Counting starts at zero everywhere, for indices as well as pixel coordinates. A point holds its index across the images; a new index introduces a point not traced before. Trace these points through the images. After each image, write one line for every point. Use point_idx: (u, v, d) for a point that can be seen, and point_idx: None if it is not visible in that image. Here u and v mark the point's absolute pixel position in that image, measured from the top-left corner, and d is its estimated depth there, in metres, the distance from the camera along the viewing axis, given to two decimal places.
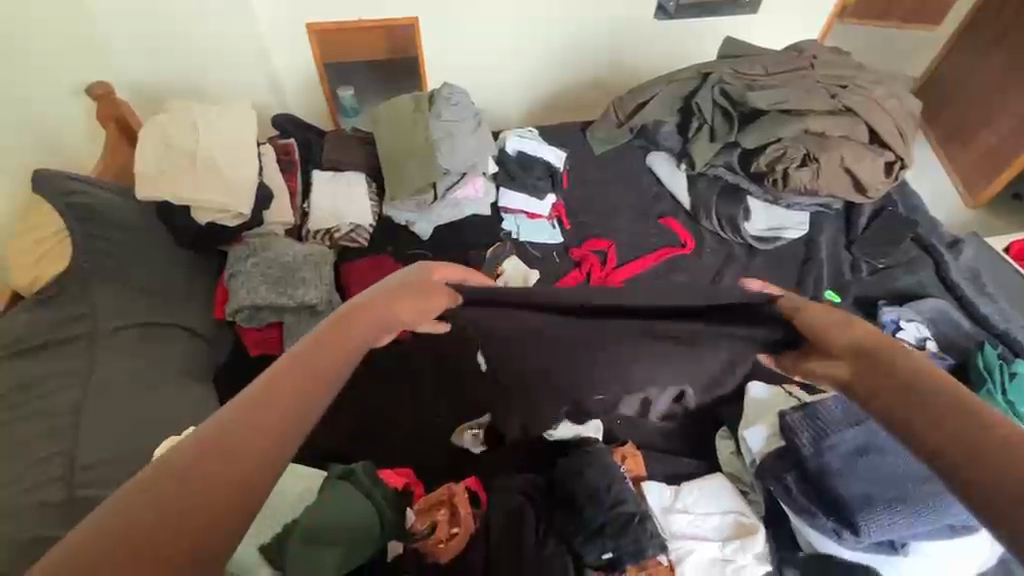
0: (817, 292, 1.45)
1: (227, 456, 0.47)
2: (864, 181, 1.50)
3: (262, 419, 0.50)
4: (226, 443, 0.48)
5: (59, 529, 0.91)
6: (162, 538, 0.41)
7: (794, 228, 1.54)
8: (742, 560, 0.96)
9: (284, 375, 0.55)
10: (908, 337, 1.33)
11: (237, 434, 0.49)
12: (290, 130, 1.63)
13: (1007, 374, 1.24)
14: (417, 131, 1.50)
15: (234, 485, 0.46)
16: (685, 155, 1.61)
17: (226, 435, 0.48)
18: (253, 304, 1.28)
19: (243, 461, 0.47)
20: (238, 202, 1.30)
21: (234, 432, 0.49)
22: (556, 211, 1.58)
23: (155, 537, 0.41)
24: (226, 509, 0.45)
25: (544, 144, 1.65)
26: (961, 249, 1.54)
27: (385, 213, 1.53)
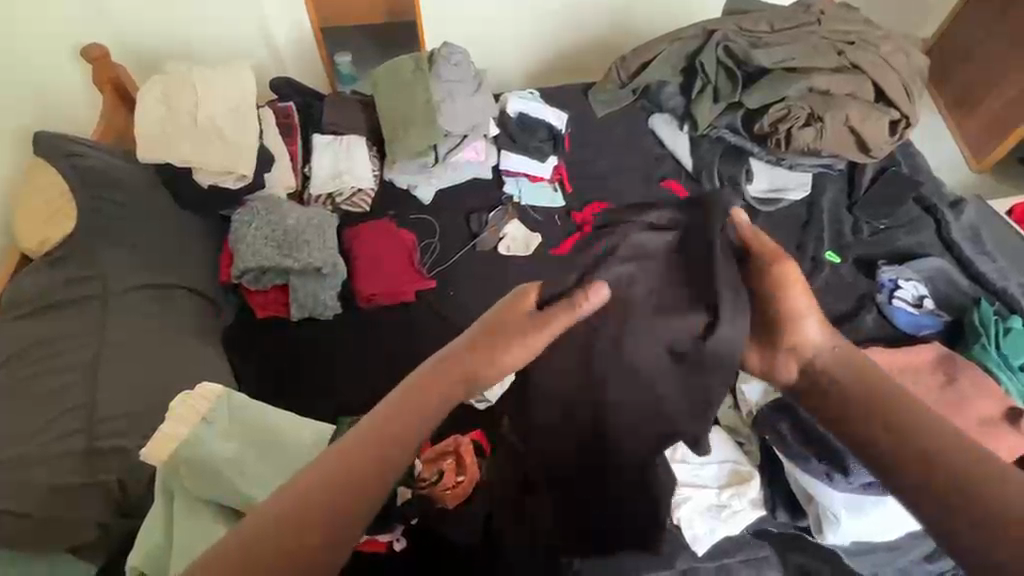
0: (816, 252, 1.46)
1: (326, 494, 0.59)
2: (868, 140, 1.50)
3: (376, 442, 0.62)
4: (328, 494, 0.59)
5: (82, 477, 0.98)
6: (254, 556, 0.55)
7: (797, 188, 1.53)
8: (737, 505, 1.02)
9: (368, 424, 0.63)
10: (906, 296, 1.36)
11: (332, 481, 0.59)
12: (289, 93, 1.61)
13: (1001, 330, 1.25)
14: (418, 91, 1.49)
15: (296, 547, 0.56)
16: (688, 117, 1.60)
17: (319, 487, 0.59)
18: (259, 267, 1.31)
19: (305, 528, 0.57)
20: (239, 164, 1.30)
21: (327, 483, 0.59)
22: (557, 174, 1.58)
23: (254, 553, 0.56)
24: (327, 542, 0.57)
25: (546, 107, 1.63)
26: (963, 208, 1.53)
27: (385, 177, 1.53)
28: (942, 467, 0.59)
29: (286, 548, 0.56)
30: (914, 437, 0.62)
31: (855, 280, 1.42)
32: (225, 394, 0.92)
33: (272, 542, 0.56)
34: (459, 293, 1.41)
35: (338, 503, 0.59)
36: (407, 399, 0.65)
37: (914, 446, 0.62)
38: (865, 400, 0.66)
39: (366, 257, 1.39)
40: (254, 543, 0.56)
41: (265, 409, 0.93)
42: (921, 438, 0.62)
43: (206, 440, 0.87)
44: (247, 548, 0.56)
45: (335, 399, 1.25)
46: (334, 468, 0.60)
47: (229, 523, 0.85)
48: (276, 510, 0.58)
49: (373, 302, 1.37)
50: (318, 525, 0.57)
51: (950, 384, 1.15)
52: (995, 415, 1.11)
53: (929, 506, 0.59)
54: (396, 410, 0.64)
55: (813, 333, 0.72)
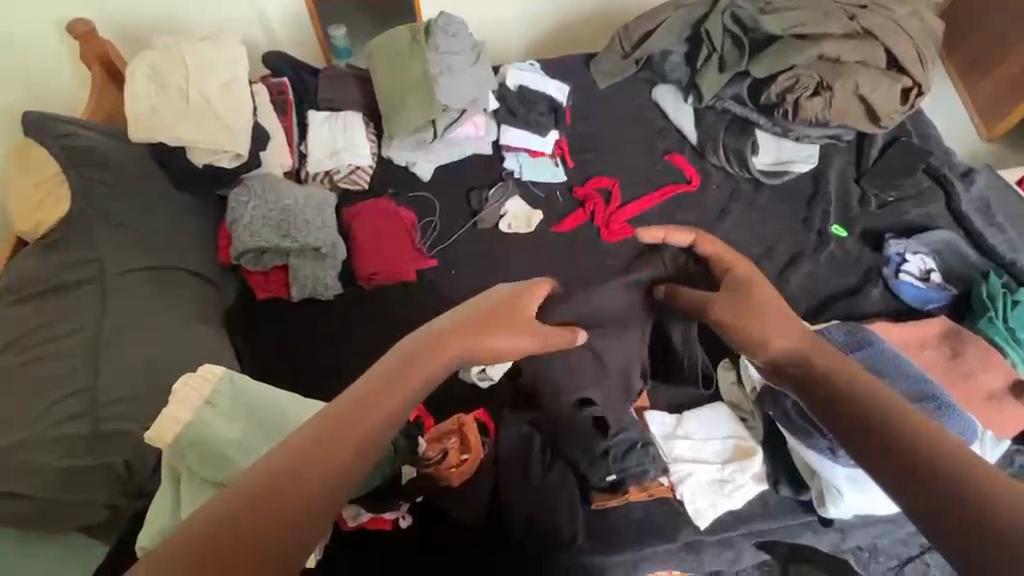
0: (823, 226, 1.44)
1: (320, 459, 0.57)
2: (878, 109, 1.46)
3: (366, 408, 0.62)
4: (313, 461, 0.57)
5: (88, 459, 0.98)
6: (235, 521, 0.52)
7: (803, 161, 1.50)
8: (740, 480, 1.03)
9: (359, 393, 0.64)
10: (913, 269, 1.35)
11: (310, 449, 0.58)
12: (281, 67, 1.57)
13: (1009, 303, 1.23)
14: (414, 64, 1.45)
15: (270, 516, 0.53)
16: (693, 88, 1.56)
17: (292, 455, 0.57)
18: (257, 248, 1.29)
19: (288, 495, 0.55)
20: (234, 142, 1.27)
21: (299, 447, 0.58)
22: (558, 148, 1.55)
23: (235, 521, 0.52)
24: (306, 514, 0.55)
25: (547, 78, 1.59)
26: (974, 179, 1.49)
27: (383, 155, 1.51)
28: (953, 488, 0.52)
29: (258, 513, 0.53)
30: (922, 457, 0.55)
31: (861, 253, 1.40)
32: (229, 376, 0.92)
33: (248, 507, 0.53)
34: (460, 272, 1.40)
35: (313, 472, 0.56)
36: (393, 366, 0.68)
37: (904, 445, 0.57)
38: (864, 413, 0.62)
39: (366, 236, 1.37)
40: (237, 510, 0.53)
41: (270, 390, 0.93)
42: (920, 450, 0.56)
43: (207, 423, 0.87)
44: (235, 509, 0.53)
45: (339, 379, 1.26)
46: (326, 428, 0.60)
47: None
48: (263, 473, 0.56)
49: (375, 281, 1.36)
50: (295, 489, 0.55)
51: (954, 357, 1.14)
52: (999, 389, 1.11)
53: (948, 541, 0.50)
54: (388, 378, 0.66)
55: (776, 342, 0.78)
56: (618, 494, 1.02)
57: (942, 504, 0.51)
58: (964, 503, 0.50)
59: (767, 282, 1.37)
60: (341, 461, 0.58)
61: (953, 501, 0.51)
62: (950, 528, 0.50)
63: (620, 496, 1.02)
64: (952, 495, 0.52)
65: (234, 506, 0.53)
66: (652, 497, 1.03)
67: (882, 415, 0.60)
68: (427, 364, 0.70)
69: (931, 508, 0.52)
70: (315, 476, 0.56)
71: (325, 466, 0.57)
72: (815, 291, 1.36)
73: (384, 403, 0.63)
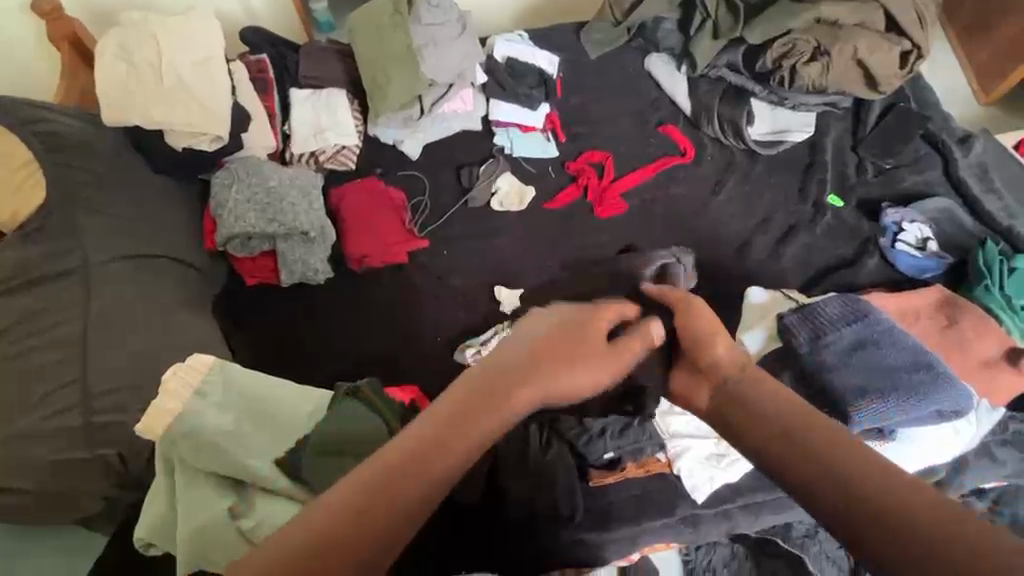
0: (818, 197, 1.42)
1: (392, 485, 0.52)
2: (877, 74, 1.42)
3: (446, 439, 0.55)
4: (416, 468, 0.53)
5: (82, 451, 0.98)
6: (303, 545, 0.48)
7: (799, 130, 1.47)
8: (736, 454, 1.02)
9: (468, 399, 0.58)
10: (909, 239, 1.33)
11: (411, 459, 0.53)
12: (260, 44, 1.51)
13: (1006, 269, 1.22)
14: (398, 36, 1.39)
15: (342, 548, 0.48)
16: (687, 56, 1.52)
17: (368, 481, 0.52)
18: (244, 233, 1.26)
19: (358, 525, 0.49)
20: (214, 124, 1.23)
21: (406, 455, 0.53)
22: (549, 122, 1.51)
23: (306, 547, 0.48)
24: (395, 528, 0.50)
25: (535, 49, 1.55)
26: (973, 144, 1.46)
27: (370, 133, 1.47)
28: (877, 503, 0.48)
29: (322, 543, 0.48)
30: (834, 472, 0.51)
31: (857, 223, 1.39)
32: (219, 365, 0.91)
33: (318, 528, 0.49)
34: (453, 252, 1.38)
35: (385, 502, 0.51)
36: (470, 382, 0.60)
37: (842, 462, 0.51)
38: (794, 431, 0.55)
39: (355, 218, 1.34)
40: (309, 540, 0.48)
41: (261, 377, 0.92)
42: (847, 465, 0.51)
43: (198, 413, 0.86)
44: (310, 536, 0.48)
45: (332, 363, 1.25)
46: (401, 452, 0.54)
47: (233, 492, 0.83)
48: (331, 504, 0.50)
49: (365, 264, 1.34)
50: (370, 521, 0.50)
51: (950, 326, 1.13)
52: (994, 355, 1.10)
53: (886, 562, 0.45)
54: (496, 381, 0.60)
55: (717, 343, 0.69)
56: (615, 470, 1.03)
57: (876, 525, 0.47)
58: (897, 519, 0.46)
59: (761, 255, 1.36)
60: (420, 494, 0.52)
61: (884, 512, 0.47)
62: (880, 545, 0.46)
63: (617, 473, 1.03)
64: (881, 510, 0.47)
65: (309, 531, 0.48)
66: (649, 473, 1.03)
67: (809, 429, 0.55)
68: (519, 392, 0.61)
69: (872, 540, 0.46)
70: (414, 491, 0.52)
71: (420, 481, 0.52)
72: (811, 262, 1.35)
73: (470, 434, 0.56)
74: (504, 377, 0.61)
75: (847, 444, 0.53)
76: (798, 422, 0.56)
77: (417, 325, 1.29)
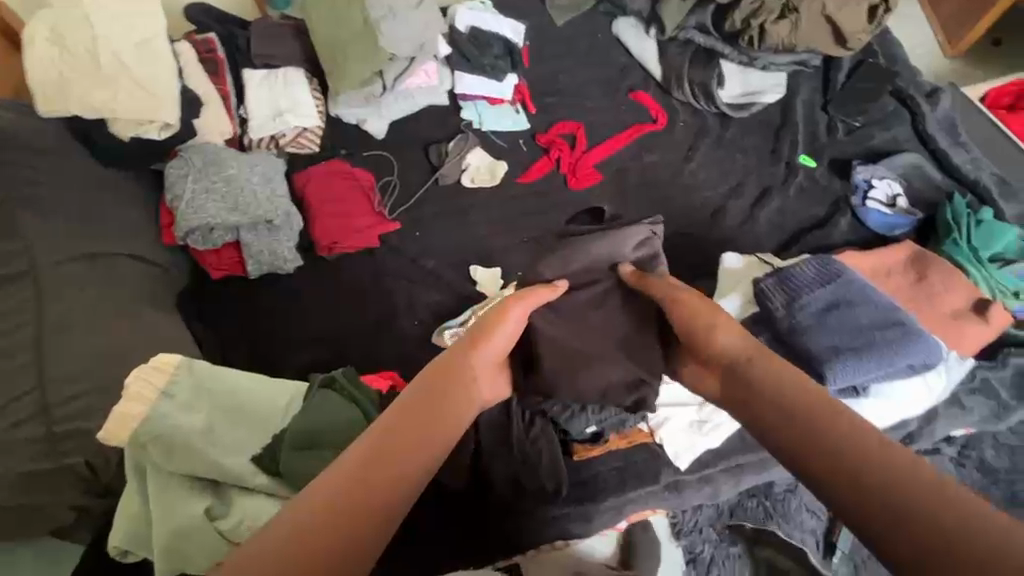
0: (791, 157, 1.41)
1: (368, 476, 0.53)
2: (846, 31, 1.40)
3: (407, 431, 0.59)
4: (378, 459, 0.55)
5: (47, 462, 0.93)
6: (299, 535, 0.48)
7: (771, 91, 1.46)
8: (717, 418, 1.03)
9: (406, 400, 0.64)
10: (879, 197, 1.33)
11: (368, 452, 0.56)
12: (209, 24, 1.44)
13: (973, 223, 1.23)
14: (353, 8, 1.31)
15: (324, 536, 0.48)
16: (655, 19, 1.50)
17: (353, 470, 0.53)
18: (204, 224, 1.20)
19: (343, 515, 0.50)
20: (160, 111, 1.16)
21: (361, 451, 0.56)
22: (518, 94, 1.47)
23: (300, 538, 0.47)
24: (374, 515, 0.51)
25: (501, 18, 1.50)
26: (939, 99, 1.46)
27: (331, 113, 1.41)
28: (884, 471, 0.49)
29: (311, 534, 0.48)
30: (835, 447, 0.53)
31: (829, 183, 1.39)
32: (186, 364, 0.88)
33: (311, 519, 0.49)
34: (425, 234, 1.34)
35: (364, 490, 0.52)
36: (426, 385, 0.66)
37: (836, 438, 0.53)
38: (800, 412, 0.58)
39: (322, 203, 1.30)
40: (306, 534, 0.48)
41: (229, 372, 0.89)
42: (842, 441, 0.53)
43: (164, 415, 0.82)
44: (301, 521, 0.48)
45: (308, 355, 1.21)
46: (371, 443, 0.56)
47: (210, 493, 0.81)
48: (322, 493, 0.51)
49: (335, 250, 1.29)
50: (348, 511, 0.50)
51: (919, 281, 1.15)
52: (962, 308, 1.12)
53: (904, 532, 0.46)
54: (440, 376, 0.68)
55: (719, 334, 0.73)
56: (599, 443, 1.03)
57: (887, 496, 0.48)
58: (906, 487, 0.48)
59: (736, 220, 1.35)
60: (389, 483, 0.54)
61: (890, 486, 0.48)
62: (895, 514, 0.46)
63: (601, 446, 1.03)
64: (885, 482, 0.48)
65: (307, 523, 0.48)
66: (632, 444, 1.04)
67: (808, 409, 0.57)
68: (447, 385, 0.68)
69: (889, 507, 0.47)
70: (386, 481, 0.54)
71: (366, 478, 0.53)
72: (785, 225, 1.35)
73: (422, 429, 0.60)
74: (440, 377, 0.68)
75: (841, 421, 0.55)
76: (803, 403, 0.58)
77: (391, 309, 1.26)
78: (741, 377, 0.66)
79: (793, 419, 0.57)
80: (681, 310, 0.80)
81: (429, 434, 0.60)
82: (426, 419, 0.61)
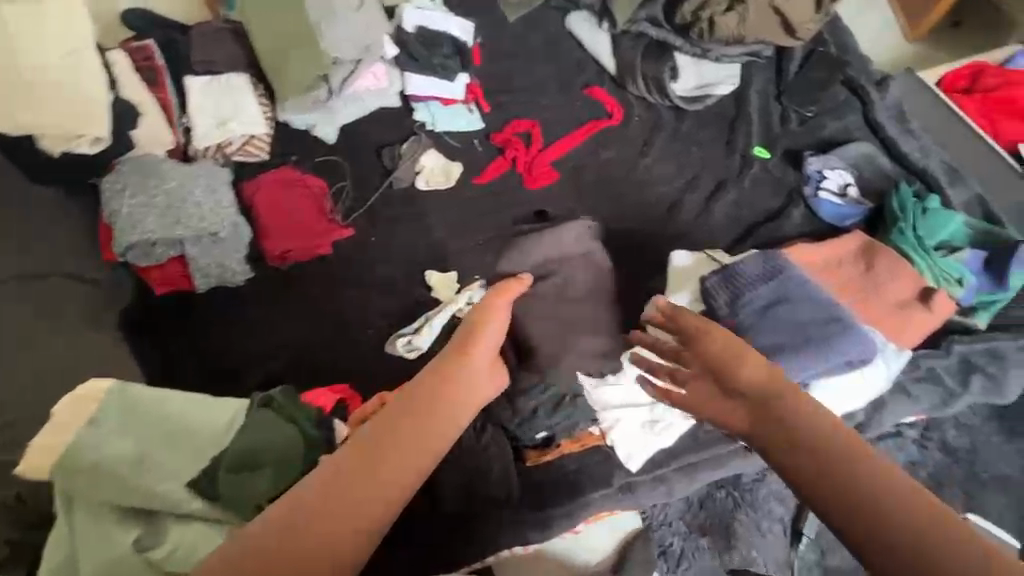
0: (745, 149, 1.41)
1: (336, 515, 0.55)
2: (793, 21, 1.41)
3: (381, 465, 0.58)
4: (327, 495, 0.55)
5: None
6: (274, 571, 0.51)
7: (724, 82, 1.45)
8: (670, 418, 1.03)
9: (381, 424, 0.61)
10: (831, 187, 1.34)
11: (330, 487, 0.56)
12: (148, 30, 1.39)
13: (920, 211, 1.23)
14: (294, 12, 1.33)
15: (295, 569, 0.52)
16: (607, 12, 1.48)
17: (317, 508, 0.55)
18: (144, 241, 1.17)
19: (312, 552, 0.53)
20: (92, 125, 1.14)
21: (326, 486, 0.56)
22: (471, 93, 1.45)
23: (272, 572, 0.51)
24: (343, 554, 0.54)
25: (450, 16, 1.47)
26: (888, 86, 1.47)
27: (279, 119, 1.37)
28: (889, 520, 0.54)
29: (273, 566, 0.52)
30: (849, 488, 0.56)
31: (784, 174, 1.39)
32: (117, 389, 0.85)
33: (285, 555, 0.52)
34: (379, 240, 1.32)
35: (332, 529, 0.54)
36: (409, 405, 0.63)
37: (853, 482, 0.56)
38: (818, 452, 0.59)
39: (270, 213, 1.26)
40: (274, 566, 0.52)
41: (165, 394, 0.87)
42: (858, 483, 0.56)
43: (90, 447, 0.80)
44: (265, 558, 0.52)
45: (258, 371, 1.19)
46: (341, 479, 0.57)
47: (140, 523, 0.79)
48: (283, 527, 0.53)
49: (287, 260, 1.27)
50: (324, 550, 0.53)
51: (867, 272, 1.15)
52: (907, 298, 1.13)
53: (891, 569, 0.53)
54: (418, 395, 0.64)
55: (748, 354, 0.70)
56: (551, 448, 1.04)
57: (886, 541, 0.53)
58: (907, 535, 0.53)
59: (693, 214, 1.35)
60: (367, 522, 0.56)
61: (896, 532, 0.53)
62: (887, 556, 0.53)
63: (553, 450, 1.04)
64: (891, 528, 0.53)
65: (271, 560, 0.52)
66: (585, 448, 1.04)
67: (831, 448, 0.59)
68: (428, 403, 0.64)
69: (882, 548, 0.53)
70: (366, 516, 0.55)
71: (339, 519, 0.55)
72: (741, 219, 1.35)
73: (404, 459, 0.59)
74: (422, 394, 0.64)
75: (857, 461, 0.57)
76: (824, 440, 0.60)
77: (344, 319, 1.24)
78: (766, 403, 0.65)
79: (812, 451, 0.59)
80: (707, 328, 0.73)
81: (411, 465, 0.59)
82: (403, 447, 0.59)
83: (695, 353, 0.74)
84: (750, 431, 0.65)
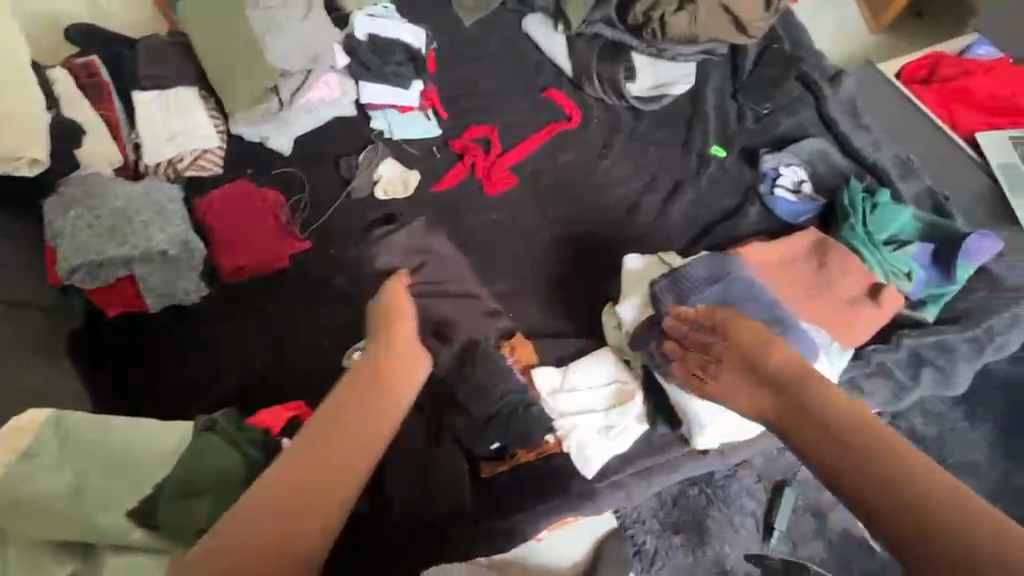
0: (703, 148, 1.41)
1: (297, 506, 0.62)
2: (744, 19, 1.42)
3: (335, 457, 0.66)
4: (282, 502, 0.62)
5: None
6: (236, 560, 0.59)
7: (680, 81, 1.45)
8: (624, 423, 1.04)
9: (321, 423, 0.69)
10: (787, 184, 1.35)
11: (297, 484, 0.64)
12: (94, 46, 1.36)
13: (870, 207, 1.24)
14: (239, 24, 1.30)
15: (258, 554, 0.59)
16: (561, 14, 1.47)
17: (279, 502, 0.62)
18: (90, 263, 1.14)
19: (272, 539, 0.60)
20: (31, 144, 1.11)
21: (289, 485, 0.63)
22: (427, 100, 1.43)
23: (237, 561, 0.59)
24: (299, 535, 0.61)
25: (403, 23, 1.45)
26: (842, 81, 1.48)
27: (233, 131, 1.34)
28: (912, 496, 0.61)
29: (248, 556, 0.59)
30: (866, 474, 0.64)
31: (740, 172, 1.39)
32: (53, 420, 0.83)
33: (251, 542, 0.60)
34: (337, 251, 1.30)
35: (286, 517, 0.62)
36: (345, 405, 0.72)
37: (874, 464, 0.64)
38: (842, 438, 0.68)
39: (222, 229, 1.24)
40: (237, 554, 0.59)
41: (106, 422, 0.85)
42: (877, 465, 0.64)
43: (27, 479, 0.79)
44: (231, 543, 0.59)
45: (214, 390, 1.17)
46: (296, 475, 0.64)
47: (76, 557, 0.79)
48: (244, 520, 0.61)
49: (242, 276, 1.26)
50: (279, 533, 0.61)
51: (820, 269, 1.15)
52: (859, 293, 1.14)
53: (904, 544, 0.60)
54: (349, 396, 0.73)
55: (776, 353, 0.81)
56: (506, 458, 1.03)
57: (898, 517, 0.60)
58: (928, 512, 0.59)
59: (651, 215, 1.35)
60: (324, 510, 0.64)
61: (913, 509, 0.60)
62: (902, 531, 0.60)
63: (509, 460, 1.03)
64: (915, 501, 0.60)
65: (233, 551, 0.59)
66: (541, 456, 1.04)
67: (857, 435, 0.67)
68: (362, 404, 0.72)
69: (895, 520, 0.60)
70: (321, 505, 0.63)
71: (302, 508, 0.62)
72: (699, 218, 1.35)
73: (350, 453, 0.67)
74: (349, 397, 0.73)
75: (874, 450, 0.65)
76: (852, 430, 0.68)
77: (302, 334, 1.23)
78: (795, 396, 0.75)
79: (842, 437, 0.68)
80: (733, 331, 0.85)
81: (356, 457, 0.67)
82: (345, 443, 0.68)
83: (726, 347, 0.85)
84: (779, 420, 0.76)
